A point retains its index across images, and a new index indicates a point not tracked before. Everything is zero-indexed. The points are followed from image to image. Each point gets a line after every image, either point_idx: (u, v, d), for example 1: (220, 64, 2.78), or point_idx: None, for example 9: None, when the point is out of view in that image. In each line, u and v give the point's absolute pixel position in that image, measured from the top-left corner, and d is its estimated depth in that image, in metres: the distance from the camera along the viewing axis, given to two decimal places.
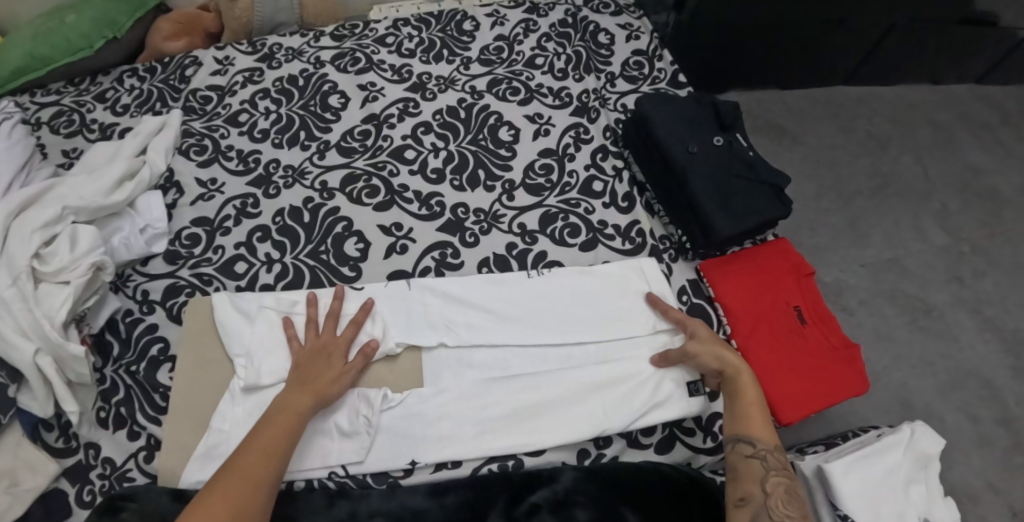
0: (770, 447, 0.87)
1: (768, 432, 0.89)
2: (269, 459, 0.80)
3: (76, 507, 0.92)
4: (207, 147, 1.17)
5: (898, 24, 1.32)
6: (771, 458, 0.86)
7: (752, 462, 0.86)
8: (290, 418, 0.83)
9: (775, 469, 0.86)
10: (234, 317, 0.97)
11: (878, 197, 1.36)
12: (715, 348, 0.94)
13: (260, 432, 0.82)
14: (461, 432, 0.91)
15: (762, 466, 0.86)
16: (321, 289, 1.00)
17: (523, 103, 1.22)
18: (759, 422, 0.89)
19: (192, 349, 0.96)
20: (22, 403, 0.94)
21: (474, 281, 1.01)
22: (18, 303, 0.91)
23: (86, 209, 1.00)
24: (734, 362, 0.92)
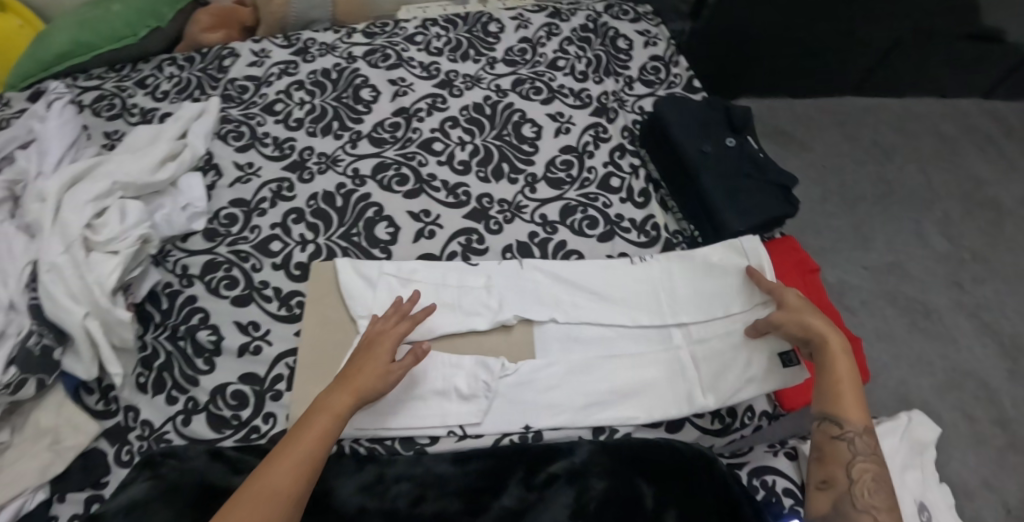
0: (859, 430, 0.89)
1: (859, 415, 0.91)
2: (303, 469, 0.81)
3: (115, 465, 0.97)
4: (244, 133, 1.22)
5: (904, 39, 1.40)
6: (860, 443, 0.89)
7: (838, 445, 0.89)
8: (324, 426, 0.85)
9: (865, 454, 0.88)
10: (358, 284, 1.04)
11: (883, 203, 1.42)
12: (810, 323, 0.96)
13: (297, 439, 0.83)
14: (570, 402, 0.98)
15: (849, 450, 0.88)
16: (351, 266, 1.06)
17: (545, 102, 1.28)
18: (850, 405, 0.90)
19: (319, 312, 1.03)
20: (66, 365, 0.99)
21: (509, 266, 1.07)
22: (70, 269, 0.96)
23: (133, 185, 1.07)
24: (825, 338, 0.94)
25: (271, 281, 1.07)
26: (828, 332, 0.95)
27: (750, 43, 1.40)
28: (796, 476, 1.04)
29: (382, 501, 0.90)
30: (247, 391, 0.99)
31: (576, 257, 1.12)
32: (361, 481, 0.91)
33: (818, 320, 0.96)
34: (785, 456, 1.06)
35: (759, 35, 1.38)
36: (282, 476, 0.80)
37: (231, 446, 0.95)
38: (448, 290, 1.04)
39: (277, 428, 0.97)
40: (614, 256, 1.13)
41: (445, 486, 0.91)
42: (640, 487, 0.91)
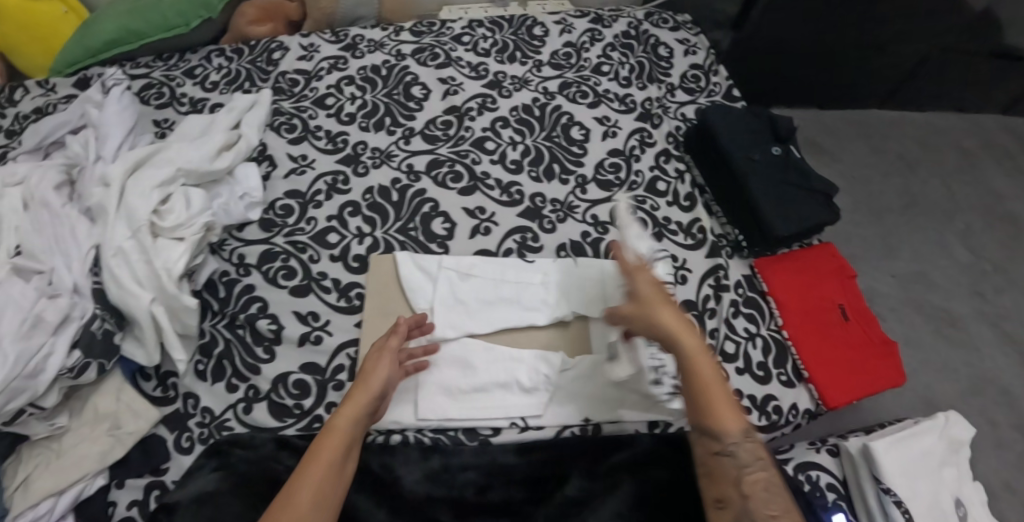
0: (740, 436, 0.85)
1: (734, 418, 0.85)
2: (331, 476, 0.81)
3: (175, 452, 0.96)
4: (297, 126, 1.23)
5: (931, 57, 1.46)
6: (745, 451, 0.84)
7: (720, 460, 0.84)
8: (343, 431, 0.84)
9: (751, 463, 0.83)
10: (419, 277, 1.06)
11: (908, 214, 1.48)
12: (671, 319, 0.88)
13: (320, 449, 0.82)
14: (626, 397, 1.01)
15: (731, 463, 0.83)
16: (414, 260, 1.08)
17: (591, 106, 1.31)
18: (720, 406, 0.85)
19: (381, 302, 1.05)
20: (126, 350, 0.99)
21: (565, 263, 1.09)
22: (136, 254, 0.97)
23: (195, 173, 1.08)
24: (681, 336, 0.87)
25: (329, 272, 1.08)
26: (671, 325, 0.88)
27: (788, 54, 1.50)
28: (839, 471, 1.09)
29: (450, 489, 0.92)
30: (309, 380, 1.00)
31: None
32: (428, 469, 0.93)
33: (667, 313, 0.88)
34: (827, 453, 1.11)
35: (795, 47, 1.49)
36: (315, 486, 0.79)
37: (295, 434, 0.96)
38: (505, 285, 1.06)
39: None
40: (662, 257, 1.16)
41: (514, 475, 0.94)
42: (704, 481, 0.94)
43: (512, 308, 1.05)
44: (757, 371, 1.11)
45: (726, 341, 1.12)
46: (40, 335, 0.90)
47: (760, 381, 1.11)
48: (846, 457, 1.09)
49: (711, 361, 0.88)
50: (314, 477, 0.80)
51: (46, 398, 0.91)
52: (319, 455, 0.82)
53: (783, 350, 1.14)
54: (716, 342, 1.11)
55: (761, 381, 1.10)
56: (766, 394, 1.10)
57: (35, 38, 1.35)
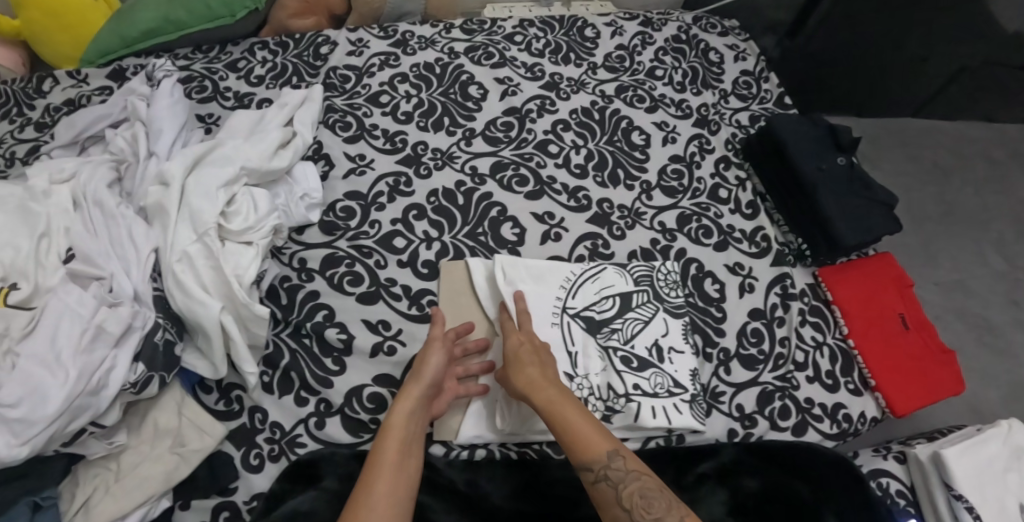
0: (605, 457, 0.79)
1: (596, 440, 0.80)
2: (396, 471, 0.78)
3: (244, 471, 0.91)
4: (351, 123, 1.18)
5: (969, 66, 1.49)
6: (615, 469, 0.78)
7: (599, 488, 0.78)
8: (399, 426, 0.83)
9: (622, 479, 0.77)
10: (492, 284, 1.02)
11: (945, 223, 1.50)
12: (521, 372, 0.88)
13: (380, 448, 0.80)
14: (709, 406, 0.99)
15: (610, 486, 0.78)
16: (485, 265, 1.04)
17: (649, 110, 1.29)
18: (579, 430, 0.81)
19: (455, 309, 1.01)
20: (187, 362, 0.93)
21: (639, 270, 1.07)
22: (201, 259, 0.91)
23: (257, 172, 1.01)
24: (528, 387, 0.86)
25: (397, 279, 1.03)
26: (523, 372, 0.88)
27: (833, 68, 1.55)
28: (906, 477, 1.08)
29: (539, 506, 0.88)
30: (385, 393, 0.95)
31: (695, 265, 1.13)
32: (515, 486, 0.89)
33: (519, 365, 0.89)
34: (894, 459, 1.10)
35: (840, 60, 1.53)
36: (384, 483, 0.76)
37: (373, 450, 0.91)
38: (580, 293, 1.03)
39: None
40: (730, 265, 1.15)
41: None
42: (797, 488, 0.94)
43: (588, 315, 1.02)
44: (826, 379, 1.09)
45: (797, 350, 1.10)
46: (101, 348, 0.83)
47: (831, 389, 1.09)
48: (914, 464, 1.07)
49: (555, 395, 0.85)
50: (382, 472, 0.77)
51: (106, 415, 0.84)
52: (378, 455, 0.79)
53: (850, 360, 1.12)
54: (788, 352, 1.09)
55: (832, 389, 1.09)
56: (835, 401, 1.08)
57: (64, 26, 1.28)
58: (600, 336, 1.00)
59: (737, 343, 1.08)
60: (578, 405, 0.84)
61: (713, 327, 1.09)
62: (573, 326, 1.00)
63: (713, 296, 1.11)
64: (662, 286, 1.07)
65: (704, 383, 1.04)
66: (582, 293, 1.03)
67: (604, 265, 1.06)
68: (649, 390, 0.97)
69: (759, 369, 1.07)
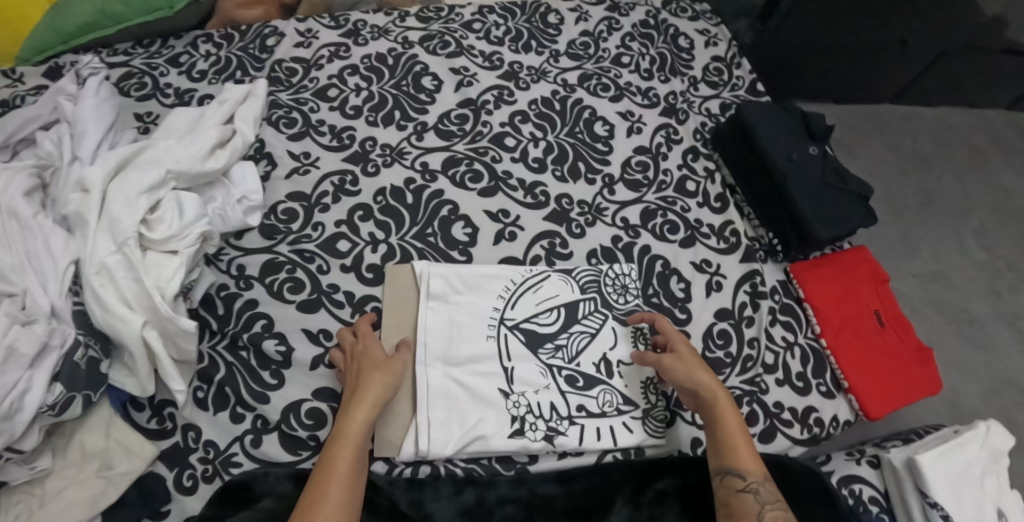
0: (761, 477, 0.84)
1: (755, 460, 0.85)
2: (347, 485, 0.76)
3: (176, 492, 0.86)
4: (296, 120, 1.12)
5: (949, 50, 1.45)
6: (765, 490, 0.83)
7: (745, 498, 0.82)
8: (352, 438, 0.79)
9: (769, 500, 0.82)
10: (443, 288, 0.96)
11: (925, 212, 1.46)
12: (702, 372, 0.90)
13: (331, 461, 0.77)
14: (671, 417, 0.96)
15: (757, 500, 0.82)
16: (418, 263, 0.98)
17: (614, 100, 1.23)
18: (746, 448, 0.85)
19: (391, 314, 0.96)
20: (114, 380, 0.88)
21: (595, 276, 1.02)
22: (122, 271, 0.85)
23: (186, 175, 0.95)
24: (712, 389, 0.89)
25: (341, 284, 0.98)
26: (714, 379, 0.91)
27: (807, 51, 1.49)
28: (880, 483, 1.03)
29: None
30: (324, 409, 0.91)
31: (660, 263, 1.07)
32: (462, 505, 0.85)
33: (703, 367, 0.91)
34: (868, 464, 1.04)
35: (817, 43, 1.48)
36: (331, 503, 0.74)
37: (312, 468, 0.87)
38: (537, 296, 0.99)
39: None
40: (697, 262, 1.09)
41: (553, 507, 0.87)
42: None
43: (523, 326, 0.96)
44: (797, 382, 1.04)
45: (766, 351, 1.05)
46: (14, 369, 0.77)
47: (801, 393, 1.04)
48: (888, 468, 1.02)
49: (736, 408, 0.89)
50: (333, 492, 0.75)
51: (23, 441, 0.79)
52: (329, 468, 0.77)
53: (821, 360, 1.07)
54: (756, 353, 1.04)
55: (802, 393, 1.04)
56: (806, 405, 1.03)
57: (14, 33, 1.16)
58: (543, 357, 0.94)
59: (702, 346, 1.02)
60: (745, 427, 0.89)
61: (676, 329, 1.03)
62: (510, 339, 0.94)
63: (678, 296, 1.05)
64: (611, 293, 1.02)
65: (666, 390, 0.97)
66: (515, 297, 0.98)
67: (549, 274, 1.01)
68: (597, 410, 0.93)
69: (726, 373, 1.01)
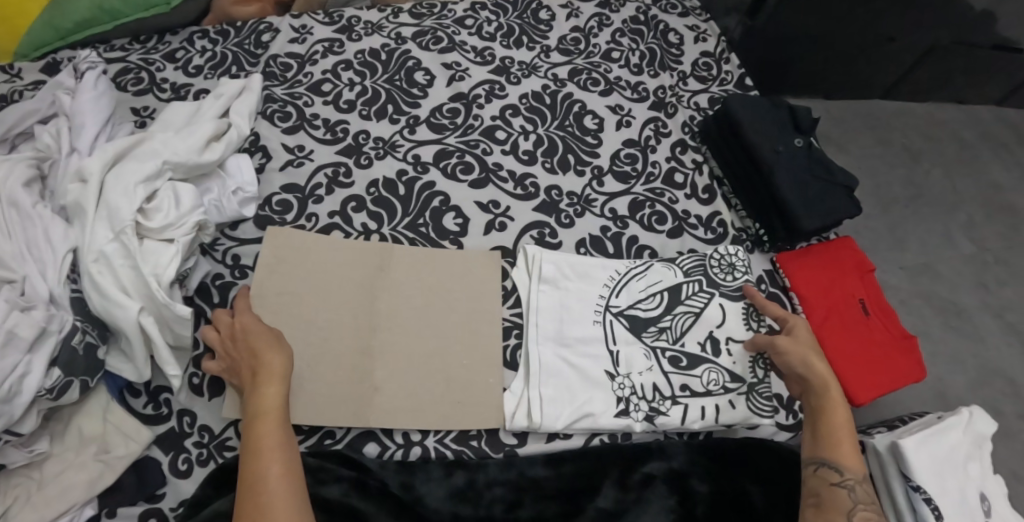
0: (861, 477, 0.85)
1: (857, 461, 0.87)
2: (282, 457, 0.77)
3: (172, 476, 0.88)
4: (291, 114, 1.14)
5: (940, 44, 1.45)
6: (861, 490, 0.84)
7: (839, 491, 0.84)
8: (275, 412, 0.80)
9: (864, 499, 0.83)
10: (555, 272, 1.01)
11: (914, 206, 1.47)
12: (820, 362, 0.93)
13: (260, 438, 0.78)
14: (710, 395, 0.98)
15: (850, 497, 0.83)
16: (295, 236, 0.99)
17: (604, 94, 1.25)
18: (851, 445, 0.87)
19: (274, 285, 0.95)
20: (112, 366, 0.90)
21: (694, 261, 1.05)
22: (119, 259, 0.87)
23: (183, 166, 0.97)
24: (828, 380, 0.91)
25: None
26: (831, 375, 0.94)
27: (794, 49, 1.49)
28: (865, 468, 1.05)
29: (477, 507, 0.86)
30: None
31: (648, 252, 1.09)
32: (451, 487, 0.87)
33: (821, 359, 0.94)
34: None
35: (803, 42, 1.47)
36: (272, 476, 0.75)
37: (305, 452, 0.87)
38: (635, 280, 1.03)
39: (353, 434, 0.90)
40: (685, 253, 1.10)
41: (542, 489, 0.88)
42: (749, 492, 0.90)
43: (626, 309, 1.00)
44: None
45: None
46: (14, 353, 0.79)
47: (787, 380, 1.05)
48: (873, 453, 1.05)
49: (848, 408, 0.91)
50: (268, 465, 0.76)
51: (22, 424, 0.81)
52: (259, 442, 0.77)
53: None
54: None
55: None
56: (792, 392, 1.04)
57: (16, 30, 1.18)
58: (647, 340, 0.98)
59: None
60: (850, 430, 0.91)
61: None
62: (616, 325, 0.99)
63: None
64: (716, 272, 1.05)
65: None
66: (397, 265, 1.00)
67: (648, 263, 1.05)
68: (703, 388, 0.96)
69: None
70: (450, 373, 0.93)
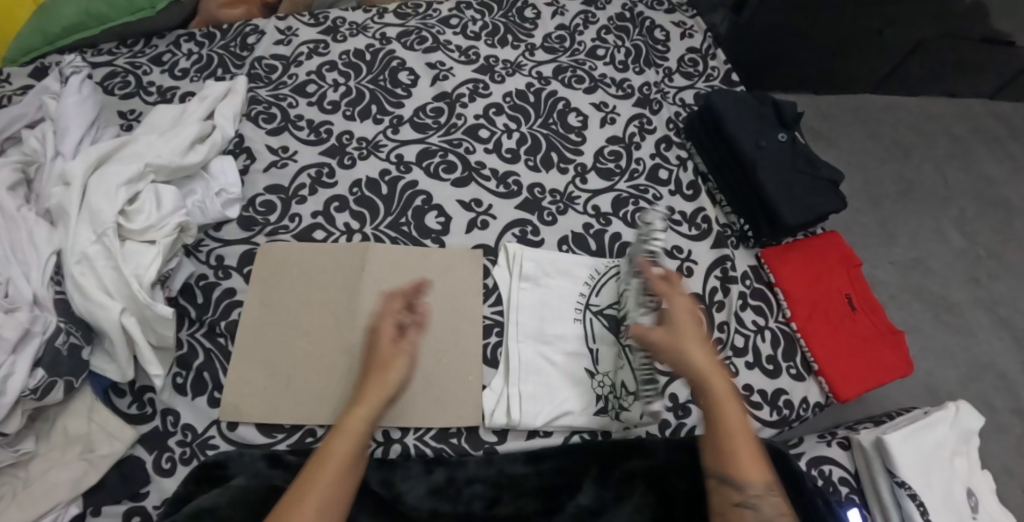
0: (766, 486, 0.79)
1: (756, 468, 0.80)
2: (340, 482, 0.77)
3: (155, 474, 0.89)
4: (275, 115, 1.15)
5: (927, 38, 1.45)
6: (766, 500, 0.78)
7: (743, 510, 0.78)
8: (354, 433, 0.80)
9: (771, 510, 0.78)
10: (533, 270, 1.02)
11: (904, 200, 1.47)
12: (707, 360, 0.86)
13: (328, 451, 0.78)
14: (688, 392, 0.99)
15: (755, 513, 0.78)
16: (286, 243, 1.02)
17: (588, 91, 1.25)
18: (746, 449, 0.81)
19: (261, 290, 0.98)
20: (95, 366, 0.90)
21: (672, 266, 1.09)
22: (101, 260, 0.88)
23: (166, 168, 0.98)
24: (710, 379, 0.85)
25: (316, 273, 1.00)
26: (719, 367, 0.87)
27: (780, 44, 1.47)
28: (851, 464, 1.03)
29: (456, 504, 0.86)
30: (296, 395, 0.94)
31: (631, 249, 1.09)
32: (431, 484, 0.87)
33: (700, 353, 0.87)
34: (838, 446, 1.04)
35: (789, 37, 1.45)
36: (323, 498, 0.75)
37: (286, 450, 0.89)
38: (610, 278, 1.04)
39: (335, 431, 0.91)
40: (668, 249, 1.10)
41: (521, 486, 0.88)
42: None
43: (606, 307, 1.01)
44: (767, 365, 1.05)
45: (735, 335, 1.06)
46: None
47: (771, 375, 1.05)
48: (859, 449, 1.02)
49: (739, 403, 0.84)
50: (324, 484, 0.75)
51: (7, 424, 0.82)
52: (328, 460, 0.77)
53: (792, 343, 1.08)
54: (726, 336, 1.05)
55: (773, 375, 1.05)
56: (776, 387, 1.04)
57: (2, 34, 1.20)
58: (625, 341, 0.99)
59: None
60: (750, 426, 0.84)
61: None
62: (594, 322, 1.00)
63: None
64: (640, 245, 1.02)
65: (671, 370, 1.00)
66: (377, 265, 1.00)
67: (624, 261, 1.05)
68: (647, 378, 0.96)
69: None
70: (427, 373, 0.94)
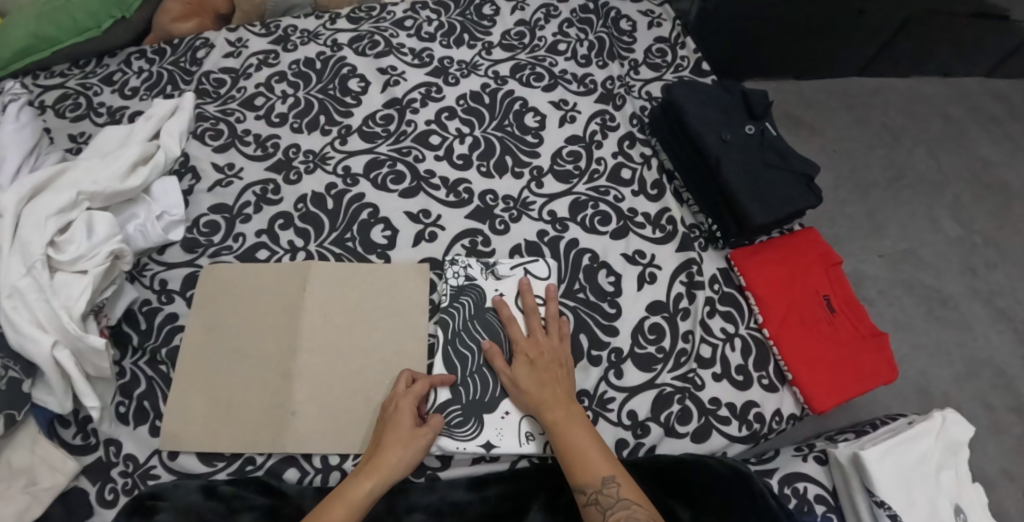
0: (601, 481, 0.79)
1: (592, 467, 0.80)
2: None
3: (97, 506, 0.87)
4: (223, 131, 1.12)
5: (914, 15, 1.37)
6: (607, 495, 0.78)
7: (590, 511, 0.78)
8: (351, 502, 0.77)
9: (612, 506, 0.77)
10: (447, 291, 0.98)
11: (894, 188, 1.38)
12: (527, 387, 0.88)
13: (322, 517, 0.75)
14: (644, 408, 0.95)
15: (600, 511, 0.78)
16: (228, 264, 1.00)
17: (547, 89, 1.19)
18: (575, 455, 0.81)
19: (198, 315, 0.96)
20: (38, 398, 0.88)
21: (632, 273, 1.03)
22: (33, 293, 0.86)
23: (101, 195, 0.96)
24: (538, 402, 0.87)
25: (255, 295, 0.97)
26: (540, 385, 0.88)
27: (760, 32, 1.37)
28: (827, 480, 0.96)
29: None
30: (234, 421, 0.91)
31: (589, 256, 1.04)
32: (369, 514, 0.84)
33: (523, 380, 0.89)
34: (814, 460, 0.97)
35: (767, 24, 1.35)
36: None
37: (225, 480, 0.87)
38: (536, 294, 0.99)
39: (274, 459, 0.89)
40: (629, 254, 1.05)
41: (463, 513, 0.85)
42: (676, 513, 0.86)
43: (491, 317, 0.96)
44: (736, 376, 0.99)
45: (701, 344, 1.00)
46: None
47: (740, 387, 0.99)
48: (835, 465, 0.95)
49: (566, 411, 0.85)
50: None
51: None
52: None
53: (763, 351, 1.02)
54: (691, 347, 0.99)
55: (743, 387, 0.99)
56: (745, 400, 0.98)
57: None
58: None
59: (631, 341, 0.98)
60: (593, 430, 0.84)
61: (603, 327, 0.99)
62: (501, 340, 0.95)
63: (607, 290, 1.02)
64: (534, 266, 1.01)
65: (628, 385, 0.96)
66: (318, 283, 0.98)
67: (523, 270, 1.00)
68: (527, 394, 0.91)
69: (657, 370, 0.97)
70: (363, 394, 0.91)
